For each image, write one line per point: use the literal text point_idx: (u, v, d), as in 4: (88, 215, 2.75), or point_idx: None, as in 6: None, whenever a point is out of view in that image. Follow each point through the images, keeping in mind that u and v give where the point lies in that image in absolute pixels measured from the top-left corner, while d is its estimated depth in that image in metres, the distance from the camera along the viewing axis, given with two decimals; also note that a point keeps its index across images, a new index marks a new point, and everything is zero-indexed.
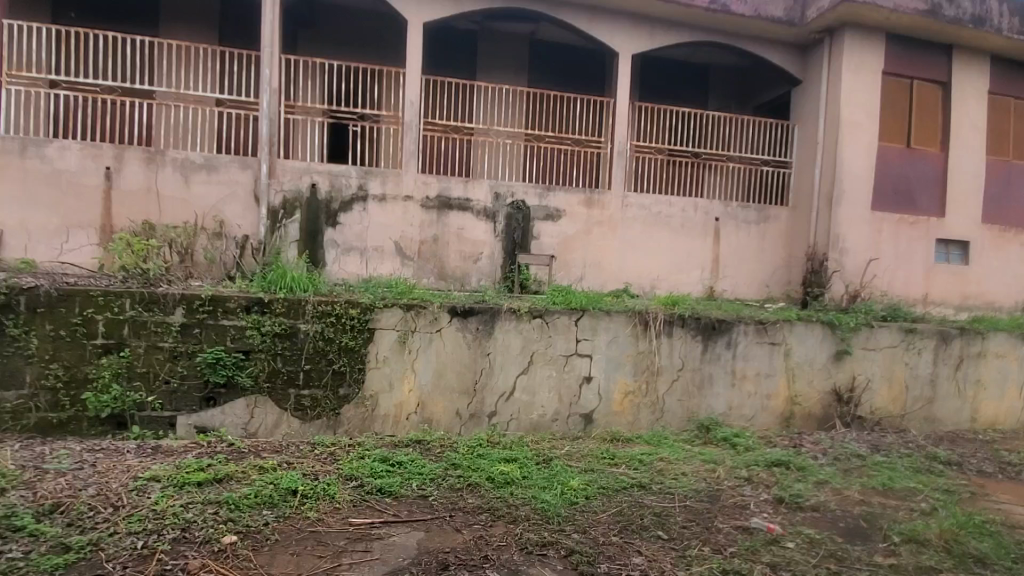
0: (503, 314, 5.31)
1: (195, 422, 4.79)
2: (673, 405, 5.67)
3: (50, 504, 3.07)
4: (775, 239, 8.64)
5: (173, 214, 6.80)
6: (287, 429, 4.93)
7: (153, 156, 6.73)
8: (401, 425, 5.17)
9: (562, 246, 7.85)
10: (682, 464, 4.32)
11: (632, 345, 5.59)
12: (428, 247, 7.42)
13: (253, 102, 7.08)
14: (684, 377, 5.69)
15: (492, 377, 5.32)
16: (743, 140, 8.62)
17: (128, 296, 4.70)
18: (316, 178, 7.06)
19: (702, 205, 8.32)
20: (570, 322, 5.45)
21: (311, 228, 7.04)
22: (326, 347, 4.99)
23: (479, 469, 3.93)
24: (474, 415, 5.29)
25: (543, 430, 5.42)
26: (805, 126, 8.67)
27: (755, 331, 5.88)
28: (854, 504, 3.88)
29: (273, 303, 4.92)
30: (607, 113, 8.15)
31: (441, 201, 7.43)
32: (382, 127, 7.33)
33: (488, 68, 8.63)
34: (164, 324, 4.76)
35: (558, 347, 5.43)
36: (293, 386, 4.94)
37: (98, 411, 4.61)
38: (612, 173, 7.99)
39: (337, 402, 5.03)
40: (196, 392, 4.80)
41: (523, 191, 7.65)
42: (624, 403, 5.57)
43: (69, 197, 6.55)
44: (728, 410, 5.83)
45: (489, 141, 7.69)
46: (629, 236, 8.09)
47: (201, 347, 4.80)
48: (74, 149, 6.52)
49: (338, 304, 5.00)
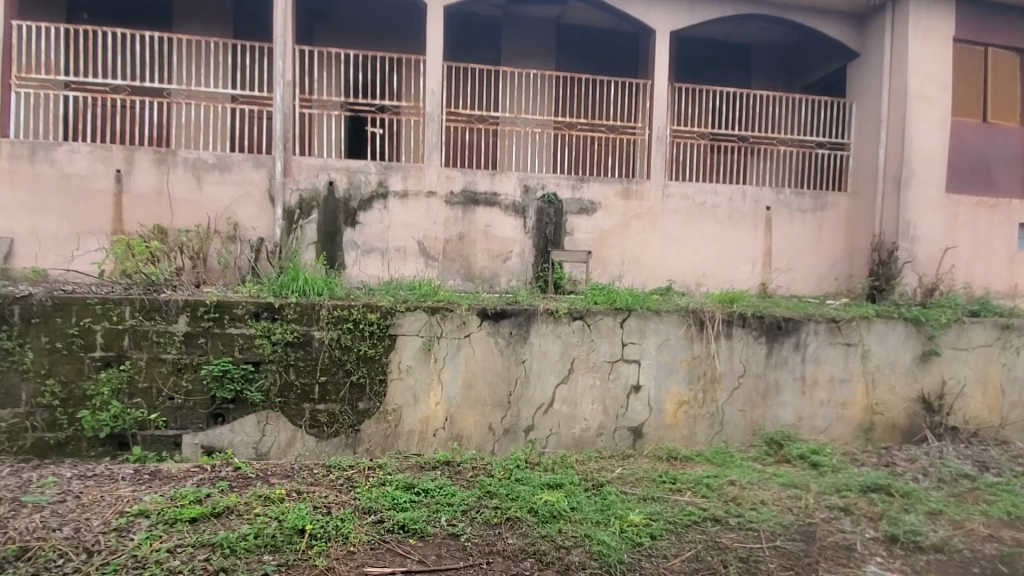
0: (540, 316, 4.72)
1: (202, 442, 4.35)
2: (734, 415, 4.97)
3: (14, 549, 2.62)
4: (834, 228, 7.83)
5: (185, 217, 6.43)
6: (301, 448, 4.45)
7: (164, 156, 6.37)
8: (427, 443, 4.63)
9: (599, 242, 7.22)
10: (760, 490, 3.66)
11: (686, 348, 4.91)
12: (453, 245, 6.89)
13: (266, 97, 6.66)
14: (746, 384, 5.00)
15: (529, 388, 4.72)
16: (794, 121, 7.86)
17: (128, 303, 4.28)
18: (333, 175, 6.61)
19: (751, 193, 7.58)
20: (615, 324, 4.82)
21: (328, 228, 6.58)
22: (343, 357, 4.48)
23: (519, 498, 3.33)
24: (509, 429, 4.70)
25: (587, 446, 4.79)
26: (864, 102, 7.84)
27: (827, 331, 5.16)
28: (983, 542, 3.23)
29: (284, 308, 4.44)
30: (644, 97, 7.51)
31: (467, 196, 6.90)
32: (403, 119, 6.87)
33: (514, 56, 8.08)
34: (167, 334, 4.31)
35: (601, 353, 4.81)
36: (308, 400, 4.44)
37: (97, 430, 4.19)
38: (651, 161, 7.35)
39: (357, 418, 4.51)
40: (202, 408, 4.34)
41: (555, 182, 7.05)
42: (678, 414, 4.90)
43: (79, 203, 6.24)
44: (798, 421, 5.12)
45: (517, 131, 7.13)
46: (672, 229, 7.40)
47: (206, 358, 4.34)
48: (82, 151, 6.21)
49: (356, 309, 4.50)
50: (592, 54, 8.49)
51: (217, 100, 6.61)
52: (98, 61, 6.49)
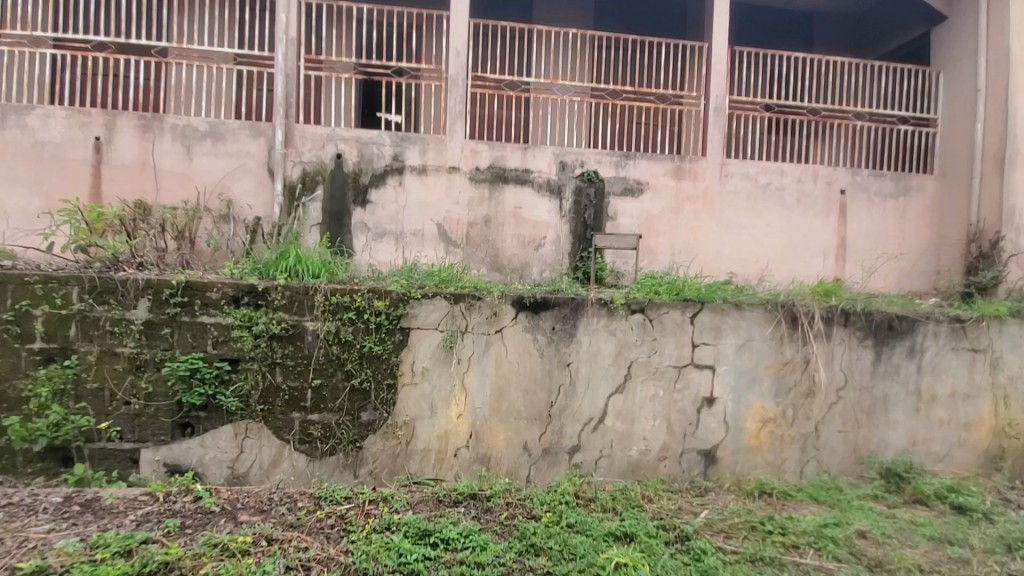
0: (590, 309, 3.75)
1: (165, 459, 3.48)
2: (833, 438, 3.95)
3: None
4: (919, 217, 6.71)
5: (172, 193, 5.59)
6: (288, 469, 3.55)
7: (150, 122, 5.54)
8: (447, 466, 3.68)
9: (646, 228, 6.23)
10: (906, 551, 2.71)
11: (774, 352, 3.89)
12: (478, 230, 5.96)
13: (267, 57, 5.77)
14: (847, 400, 3.96)
15: (575, 398, 3.75)
16: (873, 91, 6.77)
17: (76, 283, 3.42)
18: (343, 147, 5.72)
19: (823, 174, 6.52)
20: (683, 320, 3.82)
21: (335, 208, 5.70)
22: (342, 355, 3.56)
23: (578, 558, 2.42)
24: (549, 451, 3.74)
25: (647, 473, 3.80)
26: (953, 71, 6.69)
27: (949, 333, 4.09)
28: None
29: (270, 292, 3.52)
30: (699, 62, 6.49)
31: (495, 172, 5.96)
32: (421, 84, 5.92)
33: (550, 14, 7.11)
34: (124, 323, 3.44)
35: (666, 355, 3.81)
36: (297, 409, 3.53)
37: (32, 442, 3.33)
38: (706, 137, 6.34)
39: (358, 432, 3.59)
40: (166, 417, 3.46)
41: (596, 159, 6.09)
42: (762, 435, 3.88)
43: (53, 174, 5.46)
44: (909, 445, 4.09)
45: (553, 100, 6.15)
46: (730, 214, 6.36)
47: (172, 354, 3.46)
48: (58, 115, 5.44)
49: (359, 295, 3.57)
50: (635, 14, 7.50)
51: (214, 60, 5.75)
52: (79, 14, 5.68)
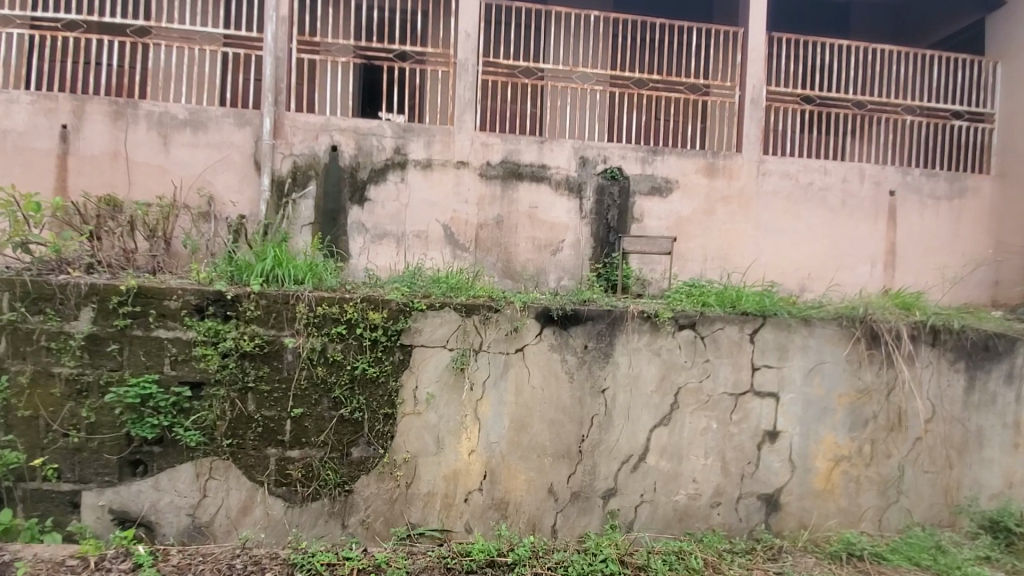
0: (631, 324, 3.10)
1: (111, 505, 2.84)
2: (918, 480, 3.29)
3: None
4: (975, 221, 6.05)
5: (145, 187, 4.96)
6: (261, 518, 2.90)
7: (123, 109, 4.92)
8: (455, 514, 3.03)
9: (676, 230, 5.59)
10: None
11: (850, 378, 3.23)
12: (489, 232, 5.33)
13: (257, 38, 5.16)
14: (935, 434, 3.30)
15: (610, 431, 3.10)
16: (924, 83, 6.15)
17: (7, 287, 2.79)
18: (339, 138, 5.11)
19: (870, 173, 5.87)
20: (742, 337, 3.18)
21: (329, 206, 5.08)
22: (329, 377, 2.91)
23: None
24: (579, 495, 3.08)
25: (698, 522, 3.14)
26: (1013, 62, 6.05)
27: None
28: None
29: (241, 301, 2.88)
30: (734, 50, 5.87)
31: (507, 169, 5.34)
32: (427, 70, 5.33)
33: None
34: (62, 338, 2.81)
35: (721, 380, 3.16)
36: (273, 444, 2.89)
37: None
38: (742, 131, 5.71)
39: (347, 472, 2.94)
40: (112, 453, 2.82)
41: (620, 154, 5.46)
42: (834, 477, 3.22)
43: (15, 166, 4.85)
44: (1007, 488, 3.42)
45: (573, 88, 5.53)
46: (768, 216, 5.73)
47: (120, 375, 2.82)
48: (22, 101, 4.83)
49: (351, 304, 2.92)
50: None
51: (196, 41, 5.12)
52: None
